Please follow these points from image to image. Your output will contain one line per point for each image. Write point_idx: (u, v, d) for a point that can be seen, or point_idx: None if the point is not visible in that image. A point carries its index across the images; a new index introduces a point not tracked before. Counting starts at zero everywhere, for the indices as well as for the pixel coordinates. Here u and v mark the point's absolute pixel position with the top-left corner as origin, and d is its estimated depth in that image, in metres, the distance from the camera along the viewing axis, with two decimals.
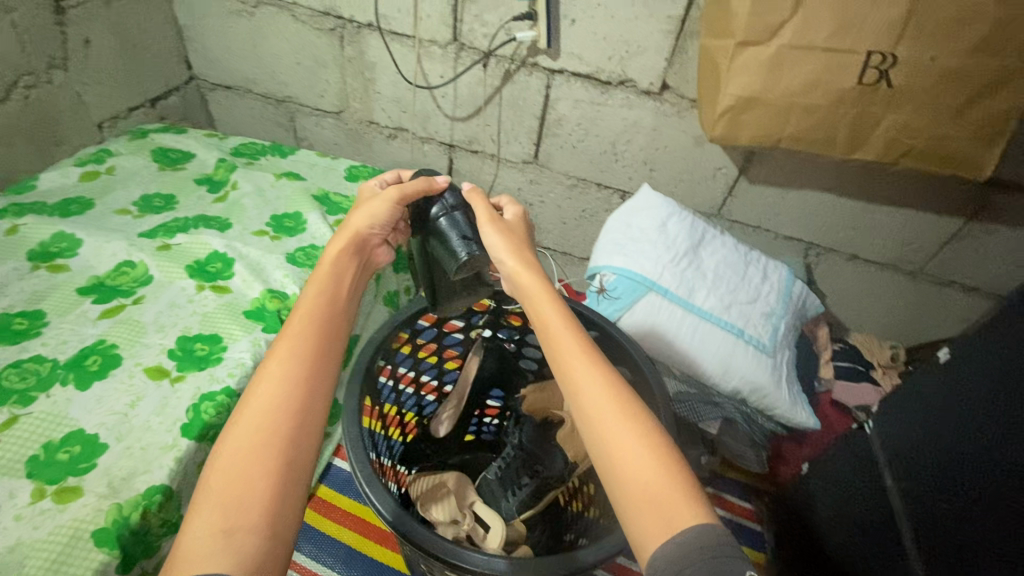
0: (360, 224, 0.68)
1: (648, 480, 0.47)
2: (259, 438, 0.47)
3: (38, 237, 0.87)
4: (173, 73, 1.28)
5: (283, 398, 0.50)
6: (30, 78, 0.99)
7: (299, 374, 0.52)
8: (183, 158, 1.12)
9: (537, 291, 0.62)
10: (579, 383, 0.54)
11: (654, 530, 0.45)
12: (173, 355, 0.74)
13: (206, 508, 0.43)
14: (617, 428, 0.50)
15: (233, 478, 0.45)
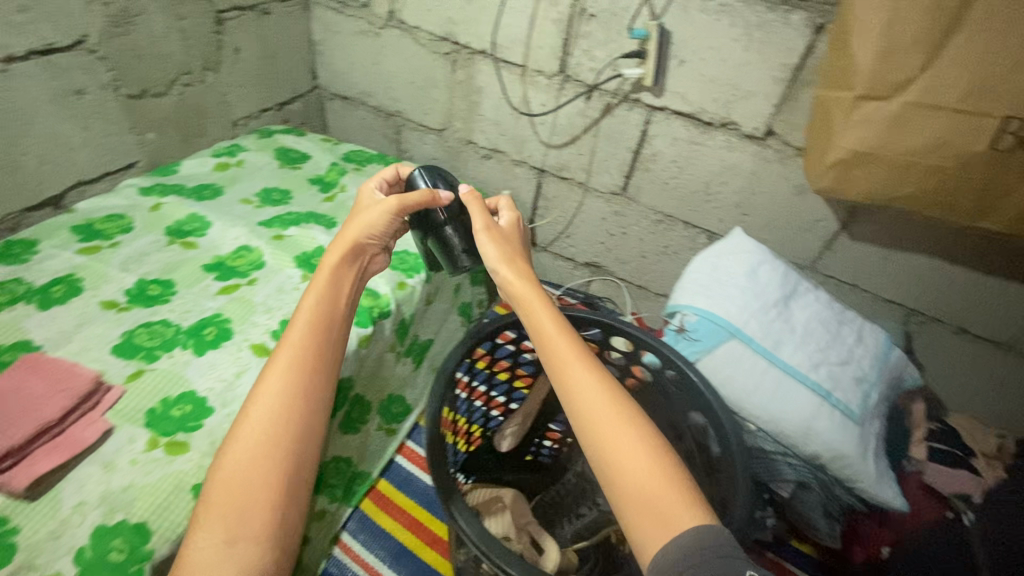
0: (357, 233, 0.73)
1: (642, 481, 0.50)
2: (265, 446, 0.57)
3: (176, 216, 0.99)
4: (301, 82, 1.42)
5: (280, 409, 0.59)
6: (188, 78, 1.11)
7: (293, 383, 0.61)
8: (301, 159, 1.23)
9: (530, 301, 0.66)
10: (574, 389, 0.57)
11: (654, 532, 0.48)
12: (276, 336, 0.81)
13: (215, 503, 0.54)
14: (612, 434, 0.54)
15: (247, 477, 0.55)
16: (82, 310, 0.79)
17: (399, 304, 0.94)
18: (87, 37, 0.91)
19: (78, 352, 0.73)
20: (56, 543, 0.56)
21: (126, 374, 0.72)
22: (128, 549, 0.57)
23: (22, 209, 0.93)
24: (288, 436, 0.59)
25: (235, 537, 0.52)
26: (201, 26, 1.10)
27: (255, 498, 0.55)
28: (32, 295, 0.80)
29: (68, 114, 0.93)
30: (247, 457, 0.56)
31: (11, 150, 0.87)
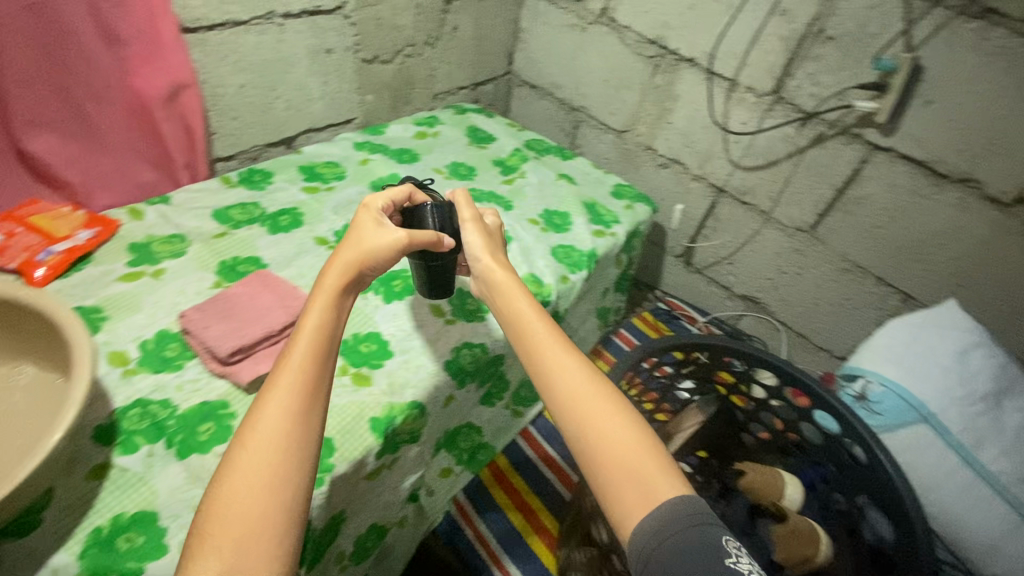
0: (364, 263, 0.58)
1: (623, 453, 0.51)
2: (270, 452, 0.45)
3: (379, 173, 1.09)
4: (498, 65, 1.48)
5: (280, 417, 0.47)
6: (410, 50, 1.22)
7: (303, 382, 0.49)
8: (487, 139, 1.28)
9: (512, 291, 0.64)
10: (556, 370, 0.56)
11: (636, 503, 0.49)
12: (451, 301, 0.87)
13: (216, 532, 0.42)
14: (592, 412, 0.53)
15: (251, 490, 0.43)
16: (299, 240, 0.90)
17: (559, 296, 0.95)
18: (346, 3, 1.03)
19: (293, 277, 0.84)
20: None
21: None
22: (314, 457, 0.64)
23: (264, 144, 1.07)
24: (301, 441, 0.46)
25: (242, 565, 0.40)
26: (433, 3, 1.19)
27: (264, 511, 0.43)
28: (264, 219, 0.93)
29: (315, 69, 1.06)
30: (246, 470, 0.44)
31: (269, 93, 1.01)
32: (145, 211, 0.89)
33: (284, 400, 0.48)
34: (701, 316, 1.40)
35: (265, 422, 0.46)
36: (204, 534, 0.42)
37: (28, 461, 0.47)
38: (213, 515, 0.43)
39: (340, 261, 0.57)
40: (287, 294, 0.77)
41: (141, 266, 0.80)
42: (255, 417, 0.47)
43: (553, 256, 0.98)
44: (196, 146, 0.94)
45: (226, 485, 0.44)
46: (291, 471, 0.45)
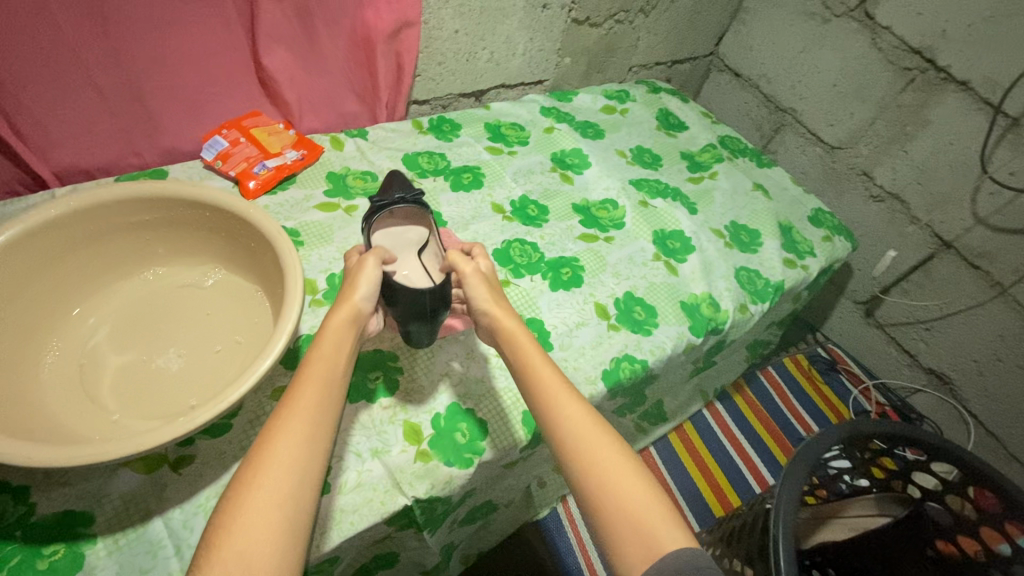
0: (356, 301, 0.57)
1: (622, 507, 0.44)
2: (283, 468, 0.43)
3: (562, 145, 1.03)
4: (704, 44, 1.34)
5: (292, 437, 0.45)
6: (623, 16, 1.12)
7: (318, 399, 0.48)
8: (678, 127, 1.16)
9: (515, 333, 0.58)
10: (554, 418, 0.50)
11: (637, 560, 0.42)
12: (617, 304, 0.80)
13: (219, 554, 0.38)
14: (596, 463, 0.46)
15: (259, 505, 0.41)
16: (478, 203, 0.88)
17: (733, 326, 0.86)
18: None
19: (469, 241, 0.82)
20: (422, 397, 0.66)
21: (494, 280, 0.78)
22: (469, 436, 0.63)
23: (456, 94, 1.05)
24: (308, 459, 0.44)
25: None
26: None
27: (269, 529, 0.40)
28: (448, 173, 0.92)
29: (526, 23, 1.00)
30: (260, 487, 0.42)
31: (477, 42, 0.97)
32: (345, 142, 0.92)
33: (297, 420, 0.46)
34: (868, 377, 1.27)
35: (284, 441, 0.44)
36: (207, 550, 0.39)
37: (242, 384, 0.49)
38: (218, 538, 0.39)
39: (347, 302, 0.57)
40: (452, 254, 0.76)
41: (337, 198, 0.83)
42: (265, 437, 0.45)
43: (736, 278, 0.89)
44: (402, 86, 0.94)
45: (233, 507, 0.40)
46: (299, 487, 0.43)
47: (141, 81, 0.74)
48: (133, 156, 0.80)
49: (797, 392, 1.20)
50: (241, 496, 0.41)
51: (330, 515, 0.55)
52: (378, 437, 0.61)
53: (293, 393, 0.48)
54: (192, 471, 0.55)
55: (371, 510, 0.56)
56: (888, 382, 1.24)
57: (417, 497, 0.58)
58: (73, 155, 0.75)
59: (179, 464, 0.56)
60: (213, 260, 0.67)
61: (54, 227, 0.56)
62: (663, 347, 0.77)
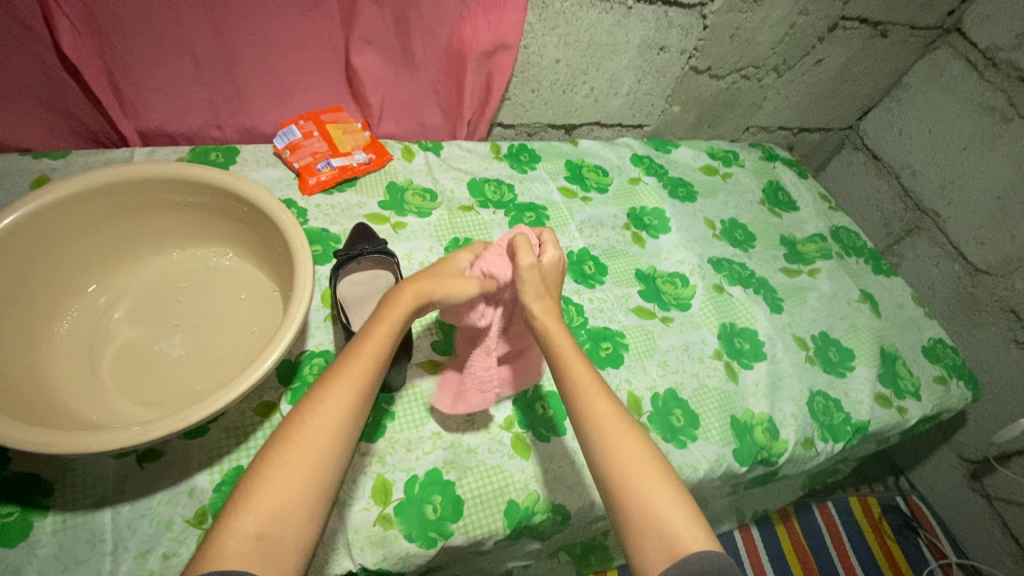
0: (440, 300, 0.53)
1: (648, 505, 0.44)
2: (324, 433, 0.43)
3: (644, 201, 0.92)
4: (843, 116, 1.18)
5: (343, 386, 0.45)
6: (751, 71, 0.99)
7: (372, 362, 0.47)
8: (787, 206, 1.02)
9: (559, 339, 0.53)
10: (584, 412, 0.49)
11: (656, 559, 0.42)
12: (655, 401, 0.69)
13: (251, 513, 0.39)
14: (614, 451, 0.47)
15: (296, 468, 0.41)
16: None
17: (790, 460, 0.73)
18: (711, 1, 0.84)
19: None
20: (405, 452, 0.60)
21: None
22: (440, 513, 0.57)
23: (545, 124, 0.98)
24: (351, 427, 0.44)
25: (273, 546, 0.38)
26: (812, 26, 0.95)
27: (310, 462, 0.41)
28: (510, 208, 0.86)
29: (637, 64, 0.91)
30: (299, 447, 0.42)
31: (579, 75, 0.90)
32: (416, 154, 0.89)
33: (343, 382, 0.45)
34: (955, 555, 1.06)
35: (330, 406, 0.44)
36: (240, 500, 0.40)
37: (210, 402, 0.46)
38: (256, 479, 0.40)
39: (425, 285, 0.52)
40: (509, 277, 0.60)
41: (389, 212, 0.80)
42: (311, 397, 0.44)
43: (808, 403, 0.76)
44: (488, 108, 0.89)
45: (270, 471, 0.41)
46: (334, 453, 0.43)
47: (231, 61, 0.75)
48: (215, 130, 0.83)
49: (855, 537, 1.02)
50: (279, 459, 0.41)
51: None
52: (344, 485, 0.56)
53: (348, 358, 0.47)
54: (155, 468, 0.54)
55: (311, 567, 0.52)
56: (979, 566, 1.04)
57: (364, 566, 0.53)
58: (157, 119, 0.78)
59: (147, 457, 0.54)
60: (231, 244, 0.66)
61: (104, 191, 0.57)
62: (695, 467, 0.66)
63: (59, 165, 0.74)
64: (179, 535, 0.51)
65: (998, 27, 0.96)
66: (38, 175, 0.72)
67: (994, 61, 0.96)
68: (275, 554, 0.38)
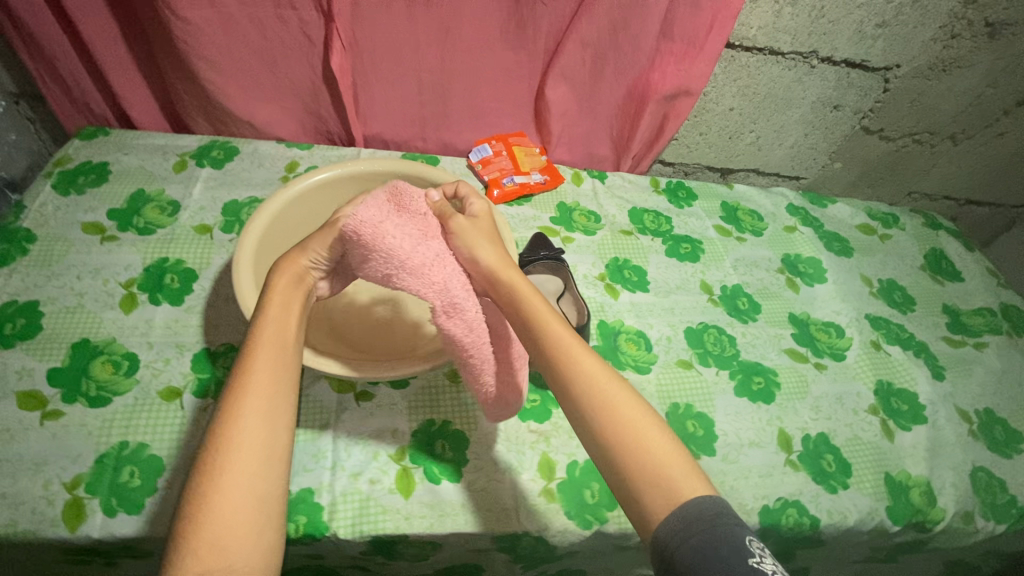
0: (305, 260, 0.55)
1: (647, 457, 0.45)
2: (246, 453, 0.41)
3: (800, 249, 0.94)
4: (1020, 192, 1.13)
5: (253, 400, 0.44)
6: (925, 137, 0.99)
7: (277, 367, 0.46)
8: (951, 276, 0.98)
9: (527, 297, 0.54)
10: (569, 373, 0.49)
11: (660, 506, 0.42)
12: (806, 441, 0.70)
13: (191, 560, 0.37)
14: (597, 396, 0.48)
15: (227, 494, 0.40)
16: (688, 275, 0.86)
17: (946, 532, 0.69)
18: (898, 66, 0.87)
19: (665, 310, 0.80)
20: (567, 438, 0.66)
21: (669, 357, 0.75)
22: (597, 499, 0.62)
23: (704, 165, 1.04)
24: (272, 445, 0.43)
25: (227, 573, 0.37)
26: (1000, 98, 0.94)
27: (245, 484, 0.41)
28: (667, 238, 0.91)
29: (807, 119, 0.95)
30: (224, 473, 0.40)
31: (748, 124, 0.95)
32: (585, 179, 0.98)
33: (254, 393, 0.44)
34: None
35: (246, 428, 0.42)
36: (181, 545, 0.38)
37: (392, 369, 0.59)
38: (191, 518, 0.39)
39: (294, 262, 0.54)
40: (421, 226, 0.56)
41: (560, 227, 0.89)
42: (219, 430, 0.42)
43: (969, 477, 0.72)
44: (656, 146, 0.97)
45: (200, 503, 0.39)
46: (264, 468, 0.42)
47: (449, 84, 0.89)
48: (420, 140, 0.97)
49: None
50: (205, 502, 0.39)
51: (449, 505, 0.59)
52: (516, 455, 0.63)
53: (245, 370, 0.45)
54: (367, 407, 0.64)
55: (485, 519, 0.59)
56: None
57: (528, 529, 0.59)
58: (380, 126, 0.93)
59: (361, 397, 0.65)
60: None
61: (342, 180, 0.70)
62: (845, 515, 0.65)
63: (305, 154, 0.90)
64: (383, 467, 0.60)
65: None
66: (289, 159, 0.88)
67: None
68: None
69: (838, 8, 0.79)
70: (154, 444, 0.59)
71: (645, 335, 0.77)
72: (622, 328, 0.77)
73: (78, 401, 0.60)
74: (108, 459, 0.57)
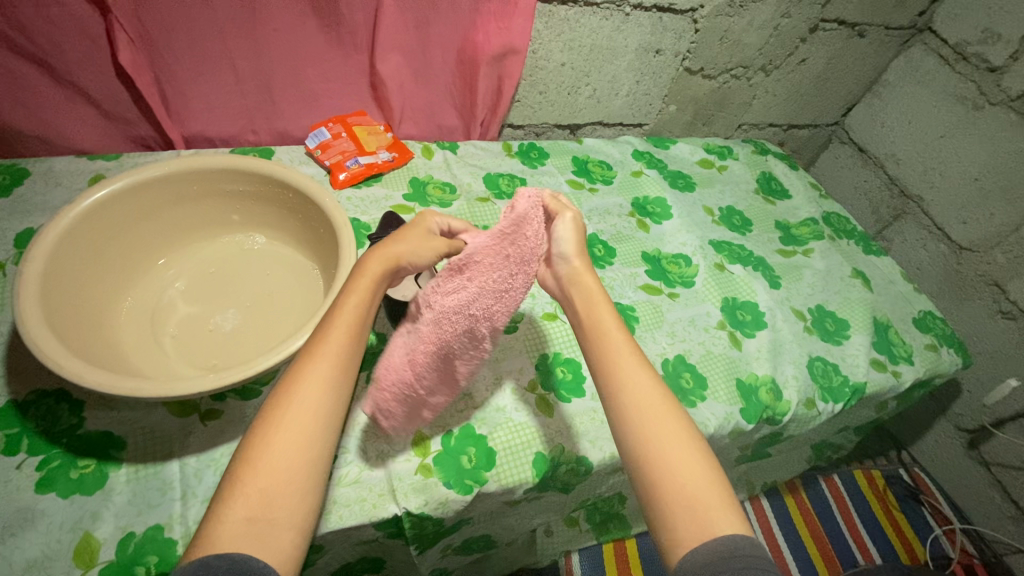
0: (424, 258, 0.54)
1: (683, 482, 0.43)
2: (307, 412, 0.43)
3: (647, 191, 0.99)
4: (829, 112, 1.27)
5: (323, 368, 0.45)
6: (740, 71, 1.08)
7: (348, 339, 0.47)
8: (781, 194, 1.09)
9: (594, 305, 0.54)
10: (616, 381, 0.49)
11: (686, 533, 0.41)
12: (665, 365, 0.75)
13: (239, 504, 0.39)
14: (645, 408, 0.47)
15: (286, 447, 0.41)
16: None
17: (794, 419, 0.78)
18: (701, 6, 0.93)
19: None
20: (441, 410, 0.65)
21: (533, 314, 0.77)
22: (475, 463, 0.62)
23: (551, 124, 1.06)
24: (331, 415, 0.44)
25: (268, 526, 0.38)
26: (794, 28, 1.03)
27: (301, 446, 0.41)
28: None
29: (635, 67, 0.99)
30: (287, 425, 0.42)
31: (582, 78, 0.98)
32: (435, 153, 0.97)
33: (324, 357, 0.46)
34: (957, 519, 1.16)
35: (311, 393, 0.44)
36: (231, 489, 0.39)
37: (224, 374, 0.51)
38: (248, 465, 0.40)
39: (386, 252, 0.53)
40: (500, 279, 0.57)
41: (413, 203, 0.87)
42: (287, 387, 0.44)
43: (807, 366, 0.81)
44: (498, 108, 0.97)
45: (259, 450, 0.41)
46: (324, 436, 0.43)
47: (267, 69, 0.83)
48: (250, 134, 0.90)
49: (862, 509, 1.12)
50: (260, 452, 0.41)
51: (321, 505, 0.57)
52: (387, 439, 0.62)
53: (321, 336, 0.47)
54: (216, 426, 0.60)
55: (361, 510, 0.57)
56: (981, 530, 1.14)
57: (408, 509, 0.58)
58: (199, 124, 0.85)
59: (208, 416, 0.60)
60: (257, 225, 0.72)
61: (144, 189, 0.63)
62: (706, 425, 0.71)
63: (113, 165, 0.80)
64: None
65: (964, 23, 1.06)
66: (93, 174, 0.78)
67: (963, 55, 1.06)
68: (271, 539, 0.38)
69: None
70: None
71: None
72: None
73: None
74: None
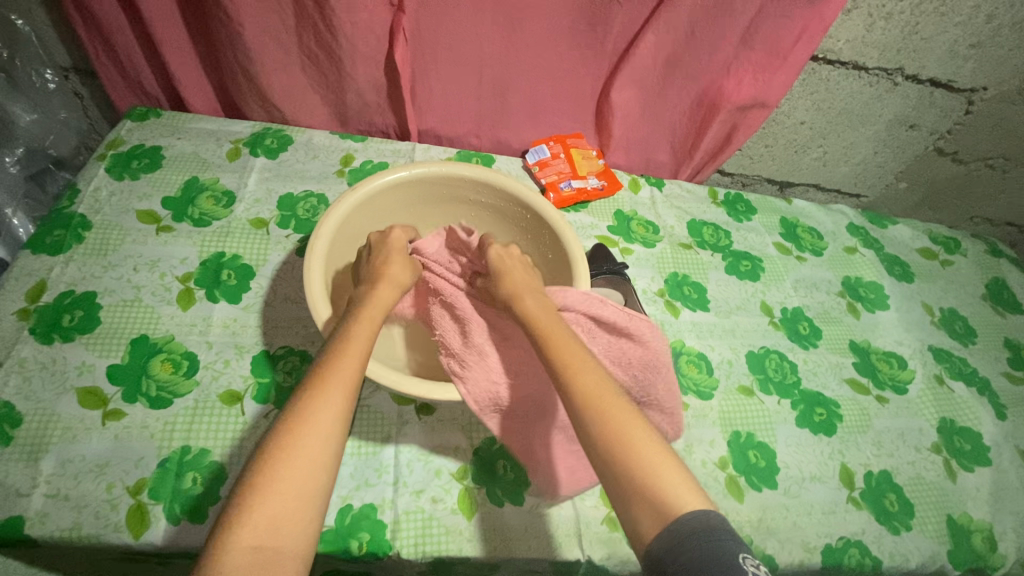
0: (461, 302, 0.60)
1: (643, 466, 0.42)
2: (317, 440, 0.41)
3: (862, 272, 0.91)
4: None
5: (334, 395, 0.43)
6: (998, 162, 0.95)
7: (358, 368, 0.46)
8: (1014, 307, 0.95)
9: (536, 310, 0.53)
10: (566, 379, 0.47)
11: (650, 517, 0.40)
12: (868, 478, 0.69)
13: (246, 532, 0.36)
14: (597, 396, 0.46)
15: (294, 473, 0.39)
16: (748, 295, 0.83)
17: None
18: (984, 88, 0.83)
19: (726, 332, 0.78)
20: None
21: (729, 382, 0.73)
22: None
23: (763, 177, 1.00)
24: (339, 443, 0.42)
25: (273, 555, 0.36)
26: None
27: (312, 474, 0.40)
28: (727, 253, 0.88)
29: (880, 137, 0.91)
30: (294, 454, 0.40)
31: (817, 139, 0.92)
32: (642, 187, 0.95)
33: (341, 382, 0.44)
34: None
35: (322, 420, 0.42)
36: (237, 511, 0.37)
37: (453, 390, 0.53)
38: (251, 489, 0.38)
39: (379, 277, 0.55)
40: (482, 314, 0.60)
41: (618, 237, 0.86)
42: (295, 413, 0.42)
43: None
44: (720, 155, 0.93)
45: (275, 462, 0.39)
46: (333, 464, 0.41)
47: (511, 83, 0.85)
48: (474, 137, 0.94)
49: None
50: (267, 479, 0.38)
51: (512, 530, 0.58)
52: None
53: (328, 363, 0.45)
54: (429, 422, 0.63)
55: (549, 545, 0.58)
56: None
57: (591, 557, 0.58)
58: (436, 122, 0.90)
59: (422, 410, 0.64)
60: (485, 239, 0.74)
61: (403, 188, 0.67)
62: (907, 558, 0.64)
63: (360, 146, 0.87)
64: (445, 485, 0.60)
65: None
66: (345, 151, 0.86)
67: None
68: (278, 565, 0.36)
69: (933, 25, 0.74)
70: (216, 450, 0.58)
71: (706, 357, 0.75)
72: (683, 349, 0.75)
73: (138, 401, 0.59)
74: (172, 464, 0.56)
